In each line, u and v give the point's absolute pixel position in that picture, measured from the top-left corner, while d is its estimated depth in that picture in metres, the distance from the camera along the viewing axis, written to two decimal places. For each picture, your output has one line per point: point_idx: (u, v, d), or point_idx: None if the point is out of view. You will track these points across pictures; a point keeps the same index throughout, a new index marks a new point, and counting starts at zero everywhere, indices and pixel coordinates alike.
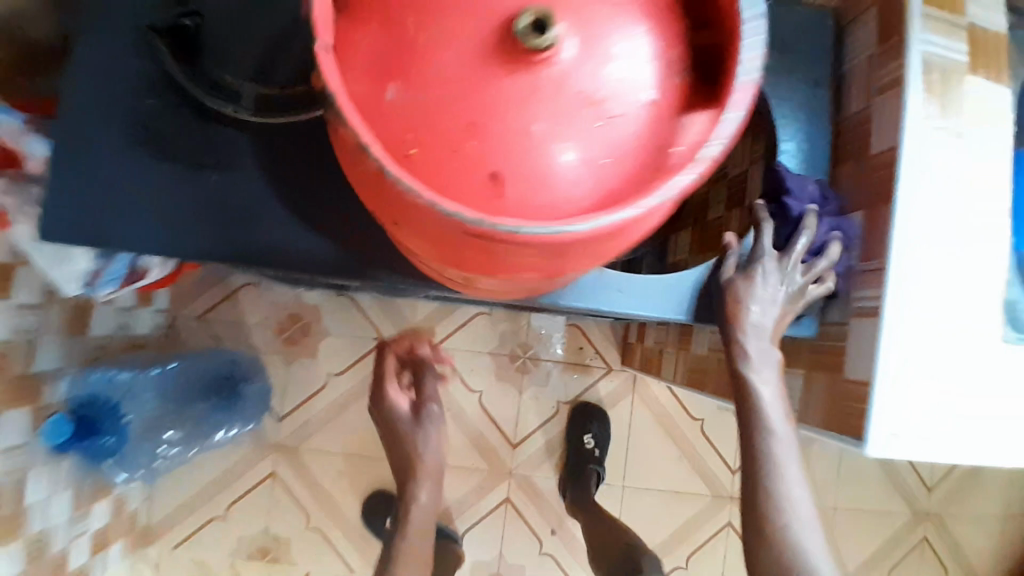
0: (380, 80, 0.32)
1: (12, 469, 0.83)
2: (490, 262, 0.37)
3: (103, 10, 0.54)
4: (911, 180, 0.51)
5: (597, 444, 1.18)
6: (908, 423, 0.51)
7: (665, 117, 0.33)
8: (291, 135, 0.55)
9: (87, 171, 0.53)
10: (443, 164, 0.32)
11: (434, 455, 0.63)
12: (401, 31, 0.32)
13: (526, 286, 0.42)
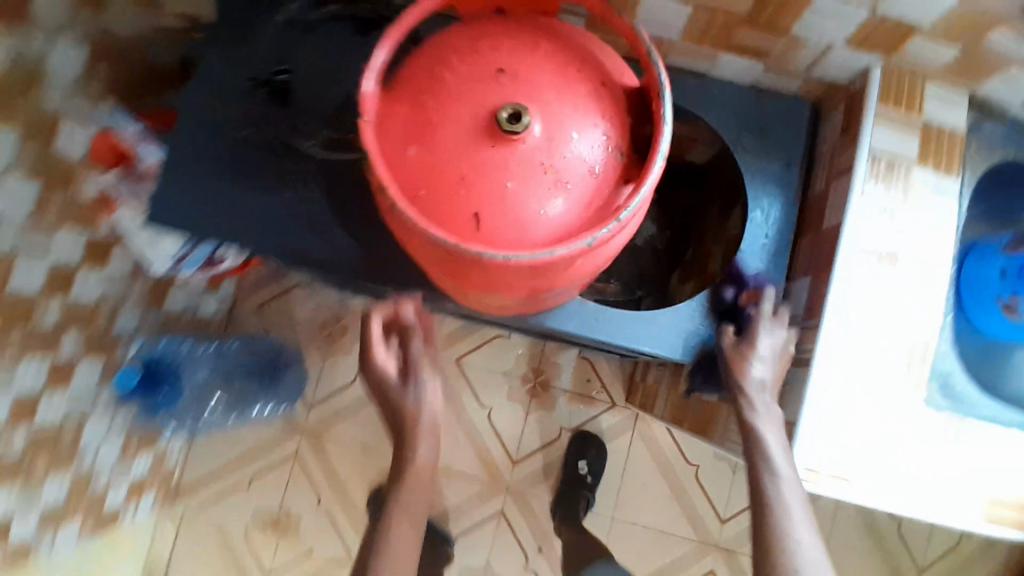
0: (401, 140, 0.45)
1: (78, 409, 1.01)
2: (469, 279, 0.48)
3: (218, 56, 0.70)
4: (847, 254, 0.60)
5: (589, 471, 1.26)
6: (827, 460, 0.60)
7: (604, 186, 0.45)
8: (342, 165, 0.70)
9: (184, 174, 0.68)
10: (439, 203, 0.44)
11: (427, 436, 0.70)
12: (421, 106, 0.45)
13: (501, 301, 0.53)
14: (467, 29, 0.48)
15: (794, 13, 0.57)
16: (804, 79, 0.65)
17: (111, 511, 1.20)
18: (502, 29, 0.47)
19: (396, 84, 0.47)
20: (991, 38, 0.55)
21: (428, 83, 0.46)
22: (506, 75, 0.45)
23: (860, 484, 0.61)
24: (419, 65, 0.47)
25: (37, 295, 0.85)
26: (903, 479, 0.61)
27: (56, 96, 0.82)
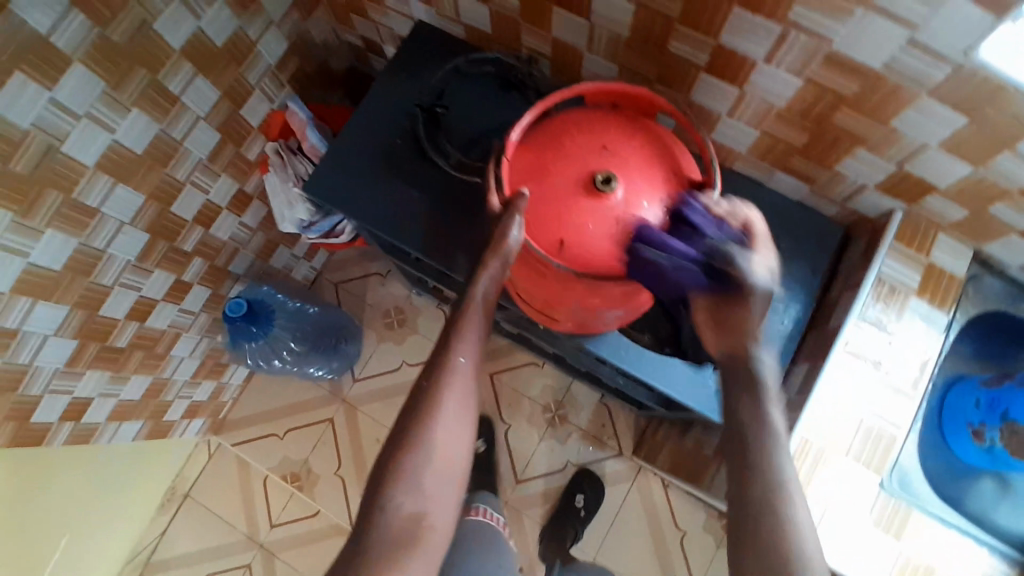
0: (526, 178, 0.64)
1: (178, 324, 1.18)
2: (547, 285, 0.66)
3: (392, 80, 0.90)
4: (837, 350, 0.74)
5: (584, 506, 1.37)
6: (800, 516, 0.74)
7: None
8: (463, 183, 0.86)
9: (343, 164, 0.88)
10: (541, 226, 0.62)
11: (476, 321, 0.65)
12: (543, 158, 0.63)
13: (565, 313, 0.70)
14: (588, 110, 0.66)
15: (837, 155, 0.71)
16: (840, 206, 0.79)
17: (169, 422, 1.34)
18: (612, 118, 0.65)
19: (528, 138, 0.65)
20: (995, 209, 0.67)
21: (554, 140, 0.64)
22: (607, 151, 0.62)
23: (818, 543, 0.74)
24: (548, 128, 0.65)
25: (187, 221, 1.06)
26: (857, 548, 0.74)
27: (255, 74, 1.04)
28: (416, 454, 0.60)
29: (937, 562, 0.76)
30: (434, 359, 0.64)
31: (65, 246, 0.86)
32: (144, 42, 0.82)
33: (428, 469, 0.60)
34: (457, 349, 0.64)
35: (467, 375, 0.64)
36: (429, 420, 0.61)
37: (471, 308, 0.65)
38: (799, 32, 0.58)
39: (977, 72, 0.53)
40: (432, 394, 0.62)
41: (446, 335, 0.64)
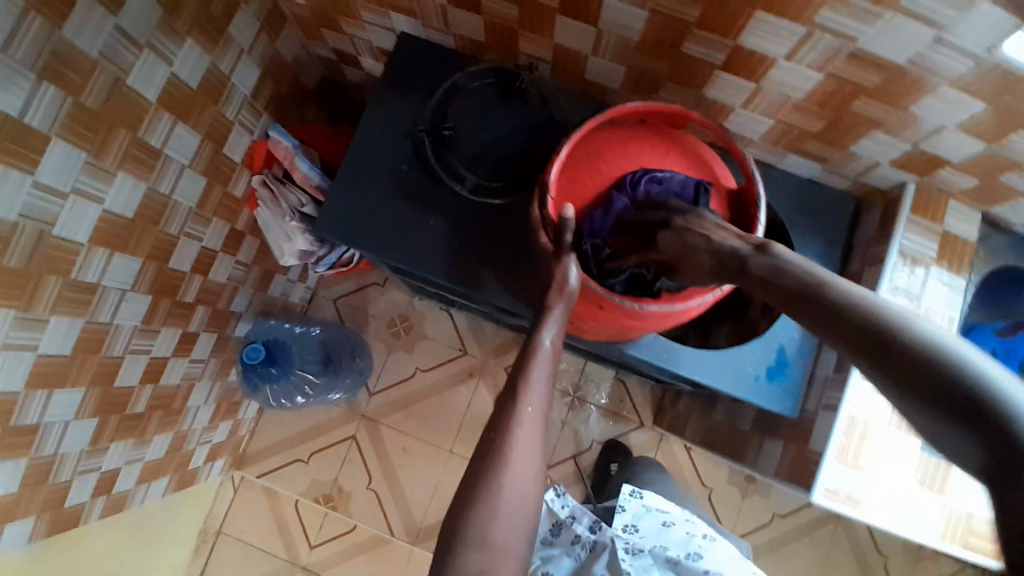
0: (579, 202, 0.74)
1: (190, 375, 1.16)
2: (603, 314, 0.73)
3: (389, 102, 0.87)
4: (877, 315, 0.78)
5: (616, 466, 1.39)
6: (844, 482, 0.82)
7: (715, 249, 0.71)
8: (481, 204, 0.85)
9: (354, 198, 0.86)
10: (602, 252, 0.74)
11: (541, 373, 0.67)
12: (582, 181, 0.74)
13: (617, 332, 0.78)
14: (622, 132, 0.74)
15: (853, 138, 0.74)
16: (853, 182, 0.82)
17: (194, 469, 1.32)
18: (643, 137, 0.75)
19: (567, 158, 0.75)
20: (1005, 178, 0.72)
21: (594, 165, 0.74)
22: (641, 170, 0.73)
23: (856, 506, 0.81)
24: (583, 150, 0.75)
25: (185, 274, 1.02)
26: (898, 508, 0.82)
27: (233, 108, 0.98)
28: (484, 506, 0.59)
29: (975, 509, 0.83)
30: (502, 406, 0.65)
31: (71, 329, 0.82)
32: (120, 102, 0.77)
33: (499, 517, 0.59)
34: (525, 398, 0.65)
35: (535, 423, 0.64)
36: (500, 470, 0.60)
37: (534, 354, 0.68)
38: (823, 33, 0.60)
39: (1001, 65, 0.57)
40: (502, 443, 0.62)
41: (513, 385, 0.66)
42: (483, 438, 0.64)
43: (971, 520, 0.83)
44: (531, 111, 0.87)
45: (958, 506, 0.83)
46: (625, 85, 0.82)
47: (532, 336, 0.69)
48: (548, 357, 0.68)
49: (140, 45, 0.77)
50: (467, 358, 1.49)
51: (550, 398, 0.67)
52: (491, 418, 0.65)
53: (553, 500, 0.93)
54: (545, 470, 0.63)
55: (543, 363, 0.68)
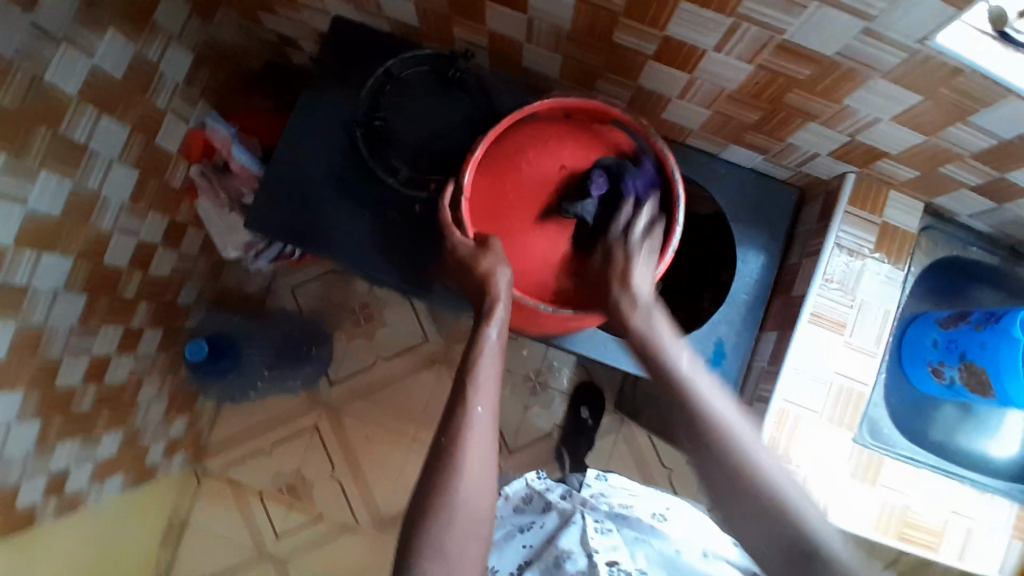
0: (494, 199, 0.75)
1: (137, 371, 1.15)
2: (532, 318, 0.77)
3: (320, 95, 0.86)
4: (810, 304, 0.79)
5: (591, 415, 1.41)
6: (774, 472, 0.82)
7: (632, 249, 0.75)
8: (416, 198, 0.85)
9: (289, 195, 0.85)
10: (521, 244, 0.75)
11: (487, 371, 0.68)
12: (504, 182, 0.75)
13: (552, 330, 0.80)
14: (542, 126, 0.76)
15: (790, 129, 0.73)
16: (794, 171, 0.83)
17: (151, 463, 1.30)
18: (566, 133, 0.75)
19: (487, 156, 0.76)
20: (945, 169, 0.72)
21: (509, 160, 0.74)
22: (565, 168, 0.74)
23: None
24: (501, 145, 0.75)
25: (124, 270, 0.99)
26: (830, 498, 0.82)
27: (164, 97, 0.94)
28: (442, 513, 0.60)
29: (913, 501, 0.84)
30: (451, 411, 0.66)
31: (3, 333, 0.80)
32: (39, 98, 0.72)
33: (453, 525, 0.59)
34: (475, 399, 0.66)
35: (486, 425, 0.65)
36: (456, 478, 0.61)
37: (481, 350, 0.69)
38: (751, 25, 0.58)
39: (934, 55, 0.55)
40: (455, 446, 0.63)
41: (463, 384, 0.67)
42: (434, 445, 0.64)
43: (906, 511, 0.84)
44: (470, 103, 0.86)
45: (891, 498, 0.84)
46: (565, 74, 0.79)
47: (478, 334, 0.71)
48: (493, 352, 0.70)
49: (56, 38, 0.72)
50: (428, 345, 1.48)
51: (500, 396, 0.68)
52: (441, 421, 0.65)
53: (531, 475, 0.92)
54: (498, 475, 0.64)
55: (491, 363, 0.69)
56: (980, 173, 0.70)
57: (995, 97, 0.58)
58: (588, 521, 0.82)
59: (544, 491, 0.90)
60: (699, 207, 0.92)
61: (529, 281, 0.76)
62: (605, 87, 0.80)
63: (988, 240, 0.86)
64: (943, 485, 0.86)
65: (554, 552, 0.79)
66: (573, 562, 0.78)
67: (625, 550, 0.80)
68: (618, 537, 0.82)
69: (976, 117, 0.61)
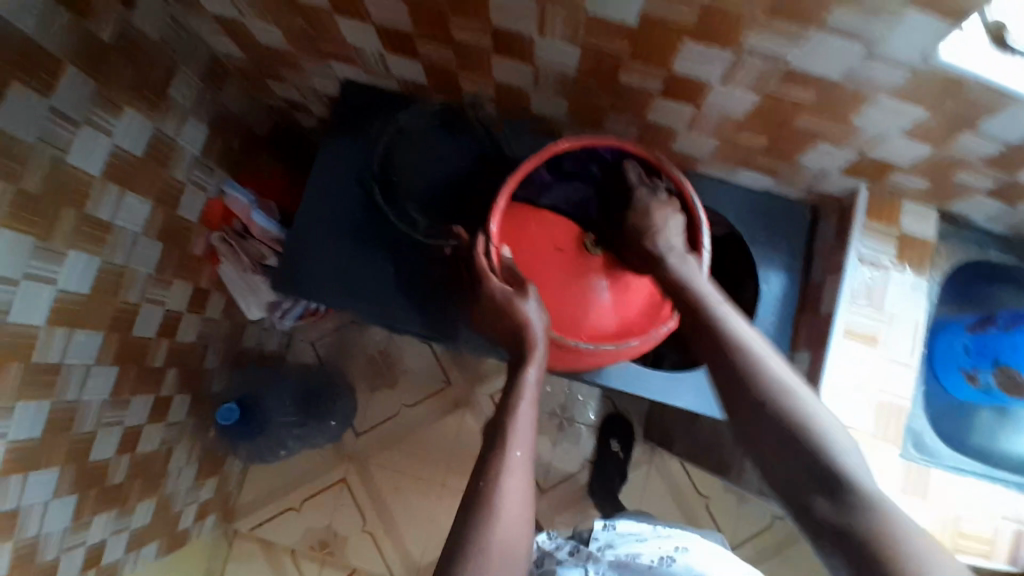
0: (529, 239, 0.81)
1: (167, 439, 1.15)
2: (575, 358, 0.77)
3: (334, 154, 0.89)
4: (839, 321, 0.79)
5: (621, 447, 1.39)
6: None
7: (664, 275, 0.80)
8: (433, 247, 0.87)
9: (308, 250, 0.87)
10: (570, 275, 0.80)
11: (526, 415, 0.67)
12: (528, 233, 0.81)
13: (587, 367, 0.81)
14: None
15: (799, 150, 0.74)
16: (805, 190, 0.84)
17: (183, 530, 1.29)
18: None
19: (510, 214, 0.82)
20: (957, 177, 0.72)
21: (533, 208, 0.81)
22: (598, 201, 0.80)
23: None
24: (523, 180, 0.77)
25: (152, 339, 1.01)
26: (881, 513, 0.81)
27: (182, 170, 0.97)
28: (477, 557, 0.57)
29: (961, 510, 0.83)
30: (489, 455, 0.65)
31: (39, 411, 0.81)
32: (64, 182, 0.75)
33: (489, 567, 0.56)
34: (513, 444, 0.65)
35: (524, 469, 0.64)
36: (490, 522, 0.59)
37: (521, 391, 0.69)
38: (751, 57, 0.60)
39: (937, 71, 0.57)
40: (492, 492, 0.61)
41: (501, 432, 0.66)
42: (471, 488, 0.63)
43: (959, 523, 0.82)
44: (480, 152, 0.88)
45: (941, 509, 0.82)
46: (573, 115, 0.82)
47: (516, 376, 0.71)
48: (533, 395, 0.69)
49: (78, 122, 0.75)
50: (452, 389, 1.47)
51: (537, 439, 0.67)
52: (479, 465, 0.64)
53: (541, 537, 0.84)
54: (534, 520, 0.63)
55: (529, 407, 0.68)
56: (991, 178, 0.71)
57: (997, 104, 0.59)
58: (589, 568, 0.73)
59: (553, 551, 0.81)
60: (713, 233, 0.94)
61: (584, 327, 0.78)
62: (611, 125, 0.82)
63: (1006, 240, 0.86)
64: (987, 490, 0.84)
65: None
66: None
67: None
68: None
69: (983, 125, 0.62)
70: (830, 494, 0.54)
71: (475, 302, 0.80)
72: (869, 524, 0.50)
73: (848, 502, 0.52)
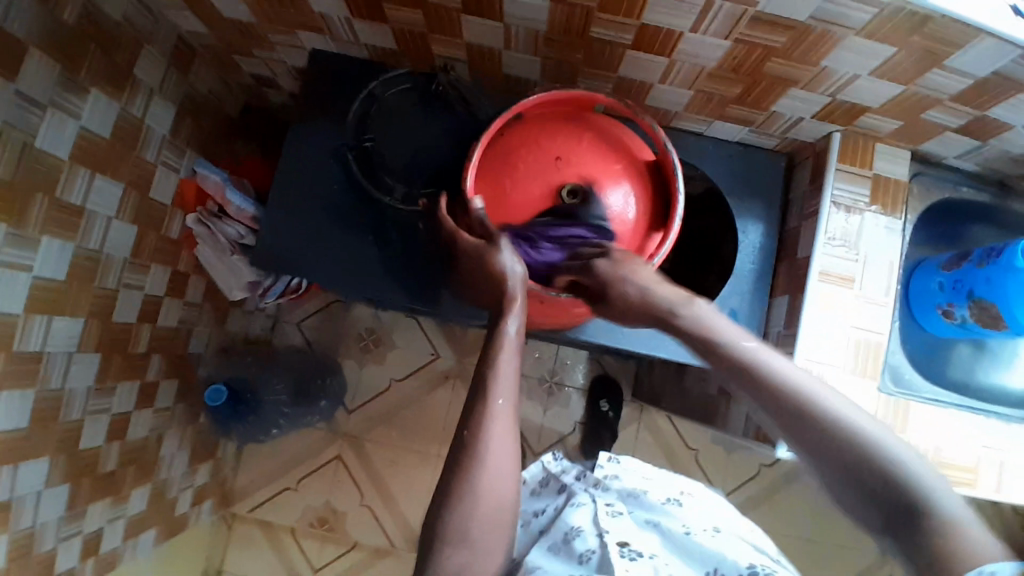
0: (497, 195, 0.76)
1: (157, 425, 1.14)
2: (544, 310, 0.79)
3: (307, 127, 0.87)
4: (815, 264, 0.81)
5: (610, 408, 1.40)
6: None
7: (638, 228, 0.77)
8: (412, 216, 0.86)
9: (287, 223, 0.86)
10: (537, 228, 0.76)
11: (508, 364, 0.66)
12: (502, 184, 0.76)
13: (565, 321, 0.82)
14: (530, 124, 0.78)
15: (773, 97, 0.75)
16: (780, 139, 0.85)
17: (181, 515, 1.29)
18: (558, 125, 0.77)
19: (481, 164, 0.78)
20: (928, 115, 0.73)
21: (506, 164, 0.76)
22: (562, 159, 0.75)
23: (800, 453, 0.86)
24: (494, 146, 0.78)
25: (133, 325, 0.99)
26: None
27: (153, 151, 0.95)
28: (464, 500, 0.58)
29: (943, 442, 0.85)
30: (471, 405, 0.63)
31: (23, 401, 0.80)
32: (34, 168, 0.73)
33: (473, 514, 0.58)
34: (495, 392, 0.63)
35: (508, 416, 0.63)
36: (473, 470, 0.60)
37: (500, 342, 0.67)
38: (722, 2, 0.60)
39: (903, 7, 0.57)
40: (475, 440, 0.61)
41: (480, 383, 0.65)
42: (455, 439, 0.63)
43: (939, 453, 0.85)
44: (454, 116, 0.88)
45: (923, 442, 0.85)
46: (545, 73, 0.81)
47: (496, 326, 0.69)
48: (514, 346, 0.68)
49: (43, 104, 0.73)
50: (441, 362, 1.48)
51: (520, 387, 0.65)
52: (462, 415, 0.63)
53: (547, 456, 0.84)
54: (520, 467, 0.63)
55: (510, 357, 0.67)
56: (960, 114, 0.72)
57: (965, 38, 0.59)
58: (600, 505, 0.71)
59: (560, 474, 0.82)
60: (692, 188, 0.95)
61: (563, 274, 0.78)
62: (586, 82, 0.82)
63: (975, 178, 0.88)
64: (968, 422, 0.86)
65: (561, 530, 0.69)
66: (582, 539, 0.66)
67: (643, 532, 0.68)
68: (630, 520, 0.70)
69: (950, 61, 0.63)
70: (906, 522, 0.51)
71: (456, 262, 0.79)
72: (947, 544, 0.48)
73: (928, 529, 0.49)
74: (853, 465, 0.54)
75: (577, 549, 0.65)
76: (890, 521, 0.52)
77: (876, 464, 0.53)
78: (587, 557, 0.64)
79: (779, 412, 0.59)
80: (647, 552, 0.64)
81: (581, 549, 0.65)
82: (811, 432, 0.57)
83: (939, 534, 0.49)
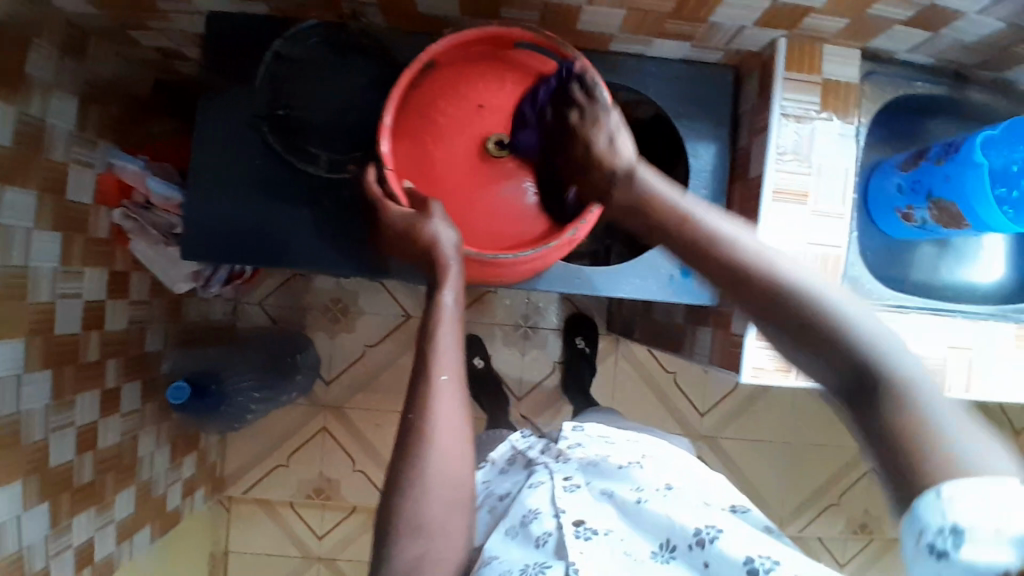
0: (418, 157, 0.71)
1: (129, 429, 1.11)
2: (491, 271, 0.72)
3: (215, 101, 0.80)
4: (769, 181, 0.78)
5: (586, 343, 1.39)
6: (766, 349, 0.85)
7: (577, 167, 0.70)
8: (343, 183, 0.80)
9: (215, 208, 0.80)
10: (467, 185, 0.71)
11: (449, 337, 0.62)
12: (424, 142, 0.71)
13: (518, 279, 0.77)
14: (442, 74, 0.72)
15: (711, 8, 0.69)
16: (724, 51, 0.80)
17: (174, 509, 1.29)
18: (473, 71, 0.72)
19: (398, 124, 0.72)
20: (876, 10, 0.69)
21: (422, 123, 0.71)
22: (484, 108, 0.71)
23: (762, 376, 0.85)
24: (408, 105, 0.72)
25: (79, 335, 0.94)
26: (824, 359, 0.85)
27: (60, 148, 0.86)
28: (412, 489, 0.57)
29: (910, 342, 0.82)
30: (413, 385, 0.60)
31: None
32: None
33: (425, 499, 0.58)
34: (437, 368, 0.60)
35: (453, 392, 0.60)
36: (420, 454, 0.58)
37: (439, 313, 0.63)
38: None
39: None
40: (421, 422, 0.59)
41: (422, 360, 0.61)
42: (401, 422, 0.60)
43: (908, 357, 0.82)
44: (374, 69, 0.81)
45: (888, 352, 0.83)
46: (464, 7, 0.74)
47: (433, 296, 0.64)
48: (453, 318, 0.63)
49: None
50: (413, 322, 1.46)
51: (464, 361, 0.62)
52: (406, 397, 0.61)
53: (515, 435, 0.84)
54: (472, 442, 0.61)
55: (452, 328, 0.63)
56: (909, 7, 0.68)
57: None
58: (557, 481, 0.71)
59: (525, 450, 0.81)
60: (639, 113, 0.90)
61: (492, 234, 0.72)
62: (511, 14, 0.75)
63: (932, 71, 0.84)
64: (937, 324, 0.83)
65: (519, 512, 0.68)
66: (539, 521, 0.65)
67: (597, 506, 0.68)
68: (588, 494, 0.70)
69: None
70: (864, 400, 0.48)
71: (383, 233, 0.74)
72: (907, 425, 0.45)
73: (881, 407, 0.47)
74: (812, 331, 0.52)
75: (534, 533, 0.65)
76: (849, 396, 0.50)
77: (841, 338, 0.50)
78: (544, 537, 0.64)
79: (743, 298, 0.57)
80: (602, 528, 0.64)
81: (537, 533, 0.64)
82: (767, 310, 0.55)
83: (896, 411, 0.46)
